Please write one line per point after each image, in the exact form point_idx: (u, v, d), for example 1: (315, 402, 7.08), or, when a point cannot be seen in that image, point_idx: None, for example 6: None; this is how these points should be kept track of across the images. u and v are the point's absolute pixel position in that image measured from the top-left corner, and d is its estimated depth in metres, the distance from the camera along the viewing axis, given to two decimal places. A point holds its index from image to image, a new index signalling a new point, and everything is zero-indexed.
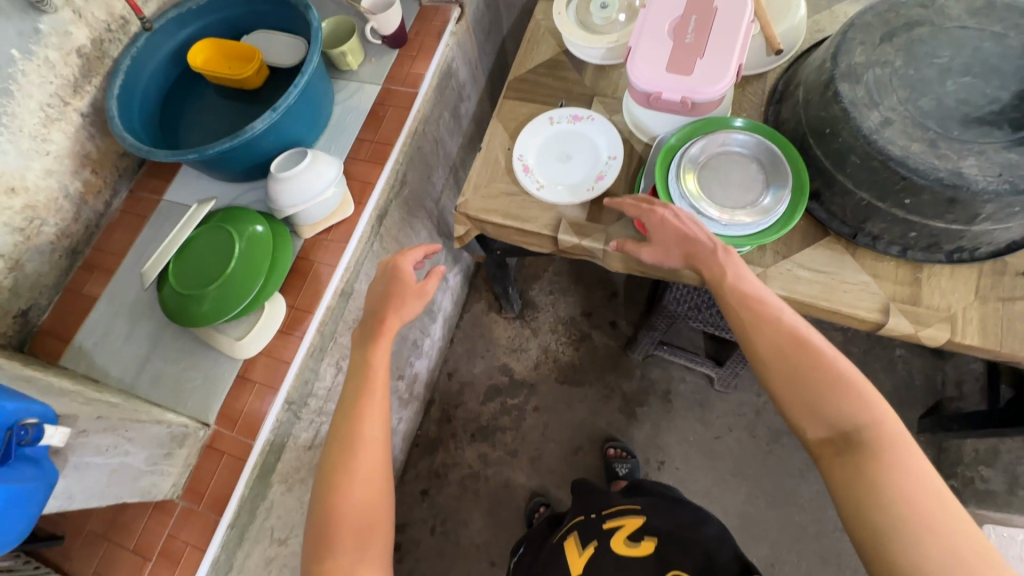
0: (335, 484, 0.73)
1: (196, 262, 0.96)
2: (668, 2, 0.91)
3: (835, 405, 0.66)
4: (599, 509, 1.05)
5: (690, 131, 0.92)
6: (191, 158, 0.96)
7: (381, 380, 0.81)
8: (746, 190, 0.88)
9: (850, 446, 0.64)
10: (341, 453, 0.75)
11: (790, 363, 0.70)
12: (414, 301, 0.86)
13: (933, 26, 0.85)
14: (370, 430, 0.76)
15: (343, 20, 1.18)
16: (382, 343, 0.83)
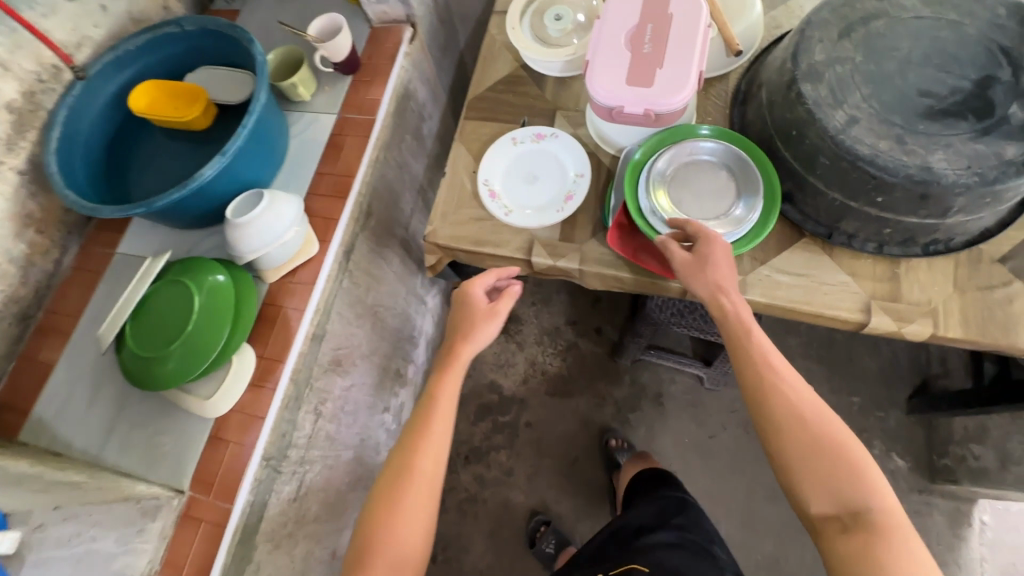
0: (378, 514, 0.75)
1: (155, 320, 0.91)
2: (623, 12, 0.88)
3: (844, 483, 0.67)
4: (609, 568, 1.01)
5: (657, 143, 0.90)
6: (139, 213, 0.91)
7: (446, 410, 0.82)
8: (718, 200, 0.87)
9: (854, 525, 0.66)
10: (393, 481, 0.76)
11: (806, 436, 0.70)
12: (489, 322, 0.86)
13: (890, 17, 0.84)
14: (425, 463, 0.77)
15: (290, 51, 1.13)
16: (454, 374, 0.84)
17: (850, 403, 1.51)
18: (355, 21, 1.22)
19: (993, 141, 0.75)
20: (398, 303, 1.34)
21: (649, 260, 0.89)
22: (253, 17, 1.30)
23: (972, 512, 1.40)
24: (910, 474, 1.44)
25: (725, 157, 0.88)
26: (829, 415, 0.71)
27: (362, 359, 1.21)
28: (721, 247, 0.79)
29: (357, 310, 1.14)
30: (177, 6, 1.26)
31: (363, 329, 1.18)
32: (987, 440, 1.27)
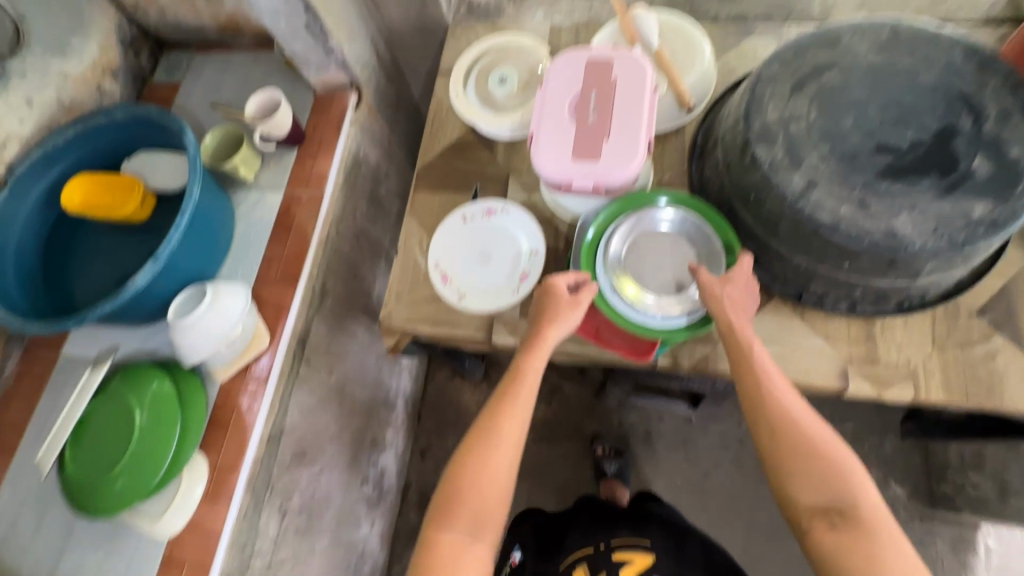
0: (466, 470, 0.79)
1: (99, 440, 0.87)
2: (564, 79, 0.84)
3: (832, 485, 0.71)
4: (608, 537, 1.04)
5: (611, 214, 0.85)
6: (72, 327, 0.87)
7: (529, 385, 0.80)
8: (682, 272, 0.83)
9: (842, 523, 0.69)
10: (477, 444, 0.80)
11: (797, 446, 0.72)
12: (577, 309, 0.78)
13: (843, 67, 0.80)
14: (508, 432, 0.79)
15: (231, 130, 1.10)
16: (537, 357, 0.79)
17: (843, 430, 1.47)
18: (298, 88, 1.18)
19: (959, 199, 0.71)
20: (368, 373, 1.29)
21: (613, 339, 0.85)
22: (194, 89, 1.25)
23: (976, 537, 1.35)
24: (910, 502, 1.40)
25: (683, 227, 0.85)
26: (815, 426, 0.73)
27: (330, 441, 1.15)
28: (744, 270, 0.77)
29: (319, 393, 1.09)
30: (112, 84, 1.21)
31: (328, 411, 1.13)
32: (985, 468, 1.23)
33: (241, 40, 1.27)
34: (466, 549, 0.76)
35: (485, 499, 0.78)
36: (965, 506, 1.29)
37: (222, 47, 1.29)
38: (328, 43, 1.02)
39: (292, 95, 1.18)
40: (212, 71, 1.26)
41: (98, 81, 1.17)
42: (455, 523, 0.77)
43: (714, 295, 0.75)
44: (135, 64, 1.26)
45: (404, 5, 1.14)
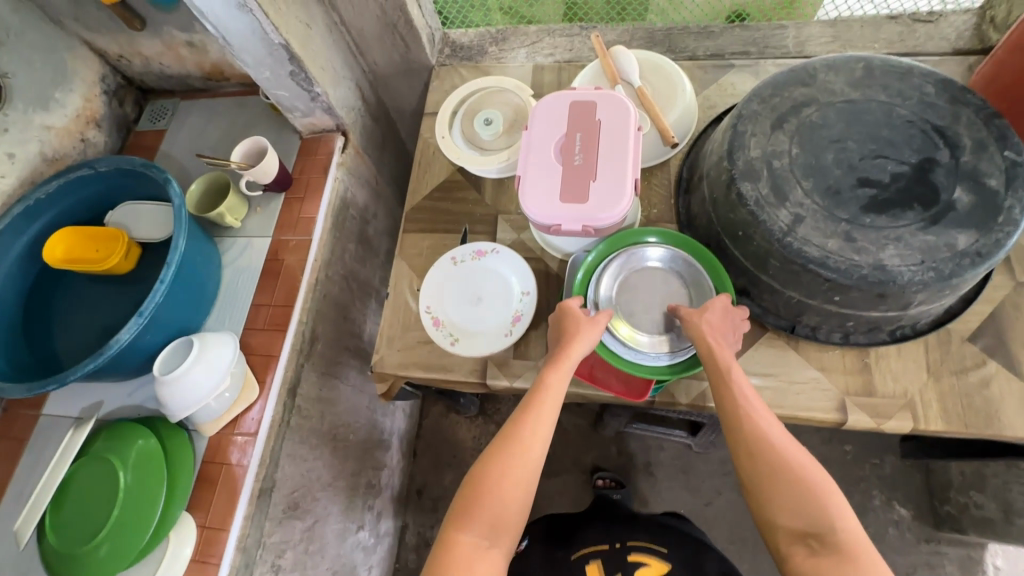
0: (488, 475, 0.70)
1: (79, 504, 0.83)
2: (549, 121, 0.85)
3: (811, 510, 0.62)
4: (624, 538, 1.04)
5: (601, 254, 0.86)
6: (52, 388, 0.84)
7: (555, 395, 0.75)
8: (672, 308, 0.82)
9: (821, 547, 0.60)
10: (500, 446, 0.72)
11: (767, 463, 0.66)
12: (596, 329, 0.76)
13: (821, 102, 0.81)
14: (535, 438, 0.72)
15: (217, 176, 1.09)
16: (561, 368, 0.75)
17: (842, 452, 1.46)
18: (284, 133, 1.18)
19: (943, 231, 0.72)
20: (361, 415, 1.26)
21: (607, 379, 0.84)
22: (179, 135, 1.25)
23: (983, 558, 1.34)
24: (914, 523, 1.39)
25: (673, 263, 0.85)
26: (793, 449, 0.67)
27: (323, 489, 1.12)
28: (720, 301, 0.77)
29: (311, 441, 1.07)
30: (97, 134, 1.21)
31: (321, 459, 1.10)
32: (987, 488, 1.21)
33: (227, 86, 1.27)
34: (482, 557, 0.66)
35: (508, 503, 0.68)
36: (970, 527, 1.27)
37: (207, 93, 1.30)
38: (313, 89, 1.03)
39: (278, 139, 1.18)
40: (197, 117, 1.27)
41: (82, 131, 1.17)
42: (474, 525, 0.67)
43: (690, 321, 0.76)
44: (119, 112, 1.26)
45: (389, 49, 1.16)
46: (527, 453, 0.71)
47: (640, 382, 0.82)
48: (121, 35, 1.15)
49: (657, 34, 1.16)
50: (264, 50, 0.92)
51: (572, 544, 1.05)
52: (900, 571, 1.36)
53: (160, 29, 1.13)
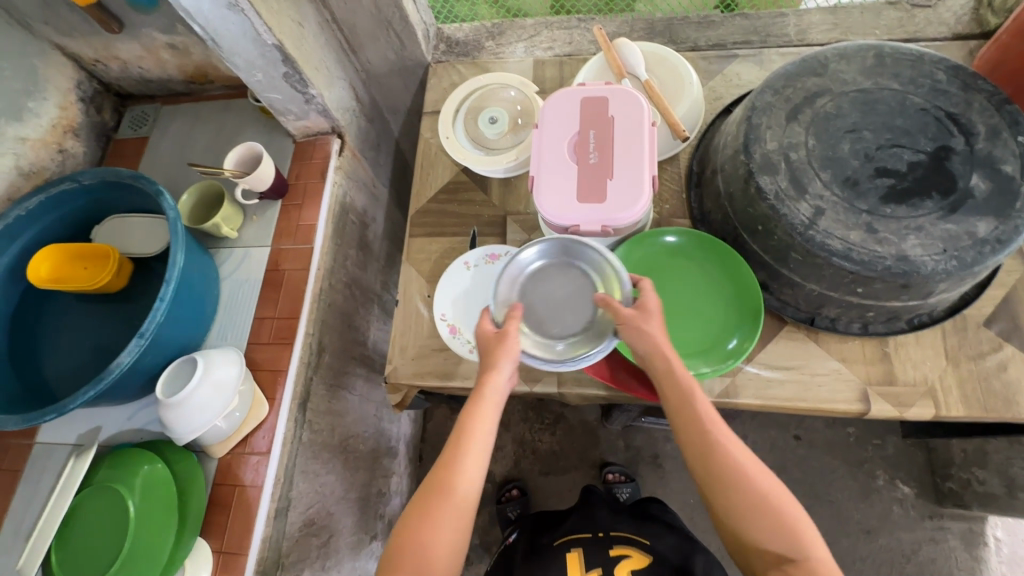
0: (415, 525, 0.67)
1: (85, 537, 0.79)
2: (560, 119, 0.82)
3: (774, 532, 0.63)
4: (608, 529, 1.02)
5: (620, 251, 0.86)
6: (51, 417, 0.80)
7: (478, 437, 0.70)
8: (575, 304, 0.76)
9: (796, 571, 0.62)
10: (427, 500, 0.68)
11: (738, 494, 0.65)
12: (509, 344, 0.71)
13: (834, 92, 0.80)
14: (464, 484, 0.68)
15: (209, 185, 1.05)
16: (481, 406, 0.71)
17: (846, 434, 1.49)
18: (277, 137, 1.13)
19: (963, 219, 0.72)
20: (368, 424, 1.23)
21: (629, 382, 0.82)
22: (163, 142, 1.20)
23: (984, 530, 1.38)
24: (917, 501, 1.42)
25: (693, 264, 0.86)
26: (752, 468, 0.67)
27: (335, 503, 1.09)
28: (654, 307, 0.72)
29: (323, 456, 1.04)
30: (75, 144, 1.14)
31: (332, 473, 1.07)
32: (989, 464, 1.24)
33: (211, 89, 1.22)
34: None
35: (435, 560, 0.65)
36: (973, 502, 1.30)
37: (191, 97, 1.24)
38: (307, 91, 0.98)
39: (270, 143, 1.14)
40: (181, 122, 1.21)
41: (59, 142, 1.11)
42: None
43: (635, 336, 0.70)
44: (97, 120, 1.20)
45: (383, 47, 1.12)
46: (457, 502, 0.67)
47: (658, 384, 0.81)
48: (97, 38, 1.09)
49: (658, 25, 1.15)
50: (256, 52, 0.88)
51: (557, 533, 1.04)
52: (906, 548, 1.39)
53: (139, 32, 1.08)
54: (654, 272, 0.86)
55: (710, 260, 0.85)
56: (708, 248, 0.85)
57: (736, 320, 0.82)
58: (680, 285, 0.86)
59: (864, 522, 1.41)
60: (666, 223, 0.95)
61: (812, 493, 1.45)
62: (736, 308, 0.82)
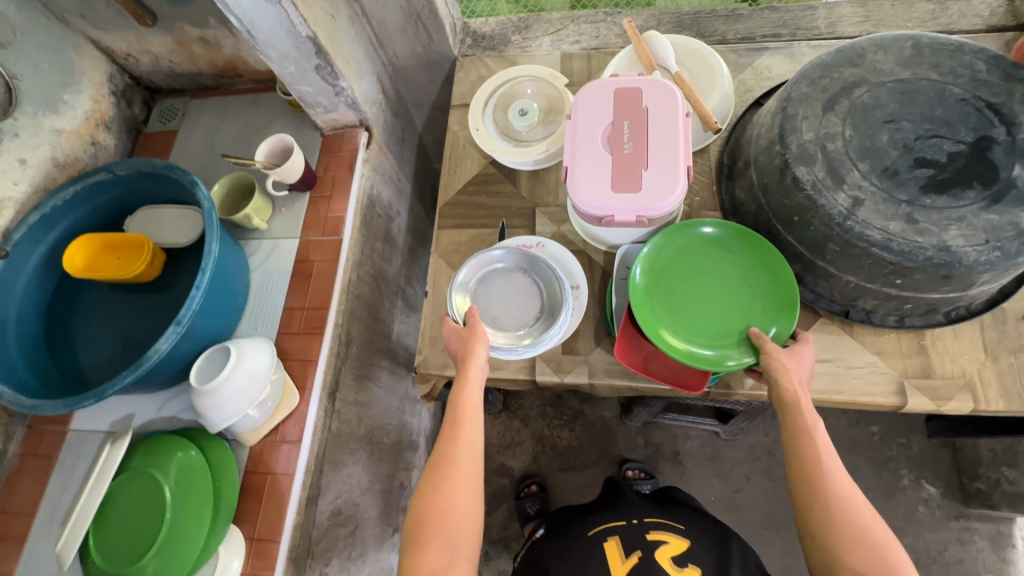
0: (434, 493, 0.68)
1: (123, 520, 0.80)
2: (594, 110, 0.82)
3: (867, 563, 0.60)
4: (641, 516, 1.00)
5: (655, 241, 0.83)
6: (90, 402, 0.81)
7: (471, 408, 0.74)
8: (524, 298, 0.88)
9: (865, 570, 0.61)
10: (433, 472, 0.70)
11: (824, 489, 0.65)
12: (480, 336, 0.78)
13: (871, 83, 0.79)
14: (466, 452, 0.71)
15: (240, 177, 1.06)
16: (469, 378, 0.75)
17: (869, 433, 1.47)
18: (305, 130, 1.15)
19: (1005, 210, 0.71)
20: (392, 417, 1.24)
21: (661, 372, 0.81)
22: (192, 135, 1.21)
23: (1012, 532, 1.36)
24: (944, 501, 1.40)
25: (728, 255, 0.83)
26: (847, 487, 0.65)
27: (362, 494, 1.10)
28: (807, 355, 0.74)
29: (350, 446, 1.04)
30: (107, 137, 1.16)
31: (359, 464, 1.08)
32: (1019, 463, 1.22)
33: (240, 83, 1.23)
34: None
35: (456, 516, 0.66)
36: (1002, 503, 1.28)
37: (219, 91, 1.25)
38: (338, 83, 0.99)
39: (298, 136, 1.15)
40: (210, 115, 1.22)
41: (92, 134, 1.12)
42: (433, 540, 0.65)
43: (777, 364, 0.72)
44: (128, 113, 1.22)
45: (411, 40, 1.13)
46: (461, 466, 0.70)
47: (694, 373, 0.80)
48: (130, 31, 1.11)
49: (685, 19, 1.14)
50: (290, 44, 0.88)
51: (587, 524, 1.02)
52: (932, 549, 1.37)
53: (171, 26, 1.09)
54: (689, 264, 0.83)
55: (744, 250, 0.82)
56: (740, 238, 0.82)
57: (774, 308, 0.79)
58: (712, 275, 0.83)
59: (889, 522, 1.40)
60: (696, 215, 0.95)
61: None
62: (772, 297, 0.79)
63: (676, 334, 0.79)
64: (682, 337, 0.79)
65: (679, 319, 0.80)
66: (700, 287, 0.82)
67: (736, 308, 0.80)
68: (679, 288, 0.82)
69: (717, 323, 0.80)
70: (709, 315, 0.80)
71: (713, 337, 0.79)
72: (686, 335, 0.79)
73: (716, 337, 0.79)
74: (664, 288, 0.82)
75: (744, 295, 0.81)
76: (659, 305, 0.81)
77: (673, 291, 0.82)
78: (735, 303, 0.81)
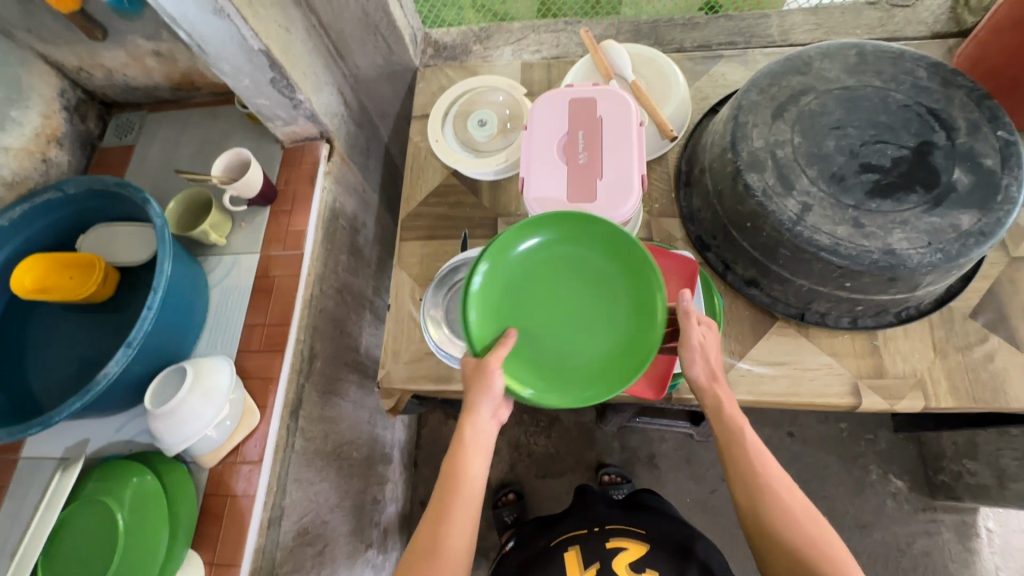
0: None
1: (76, 550, 0.78)
2: (549, 120, 0.82)
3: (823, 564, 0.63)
4: (603, 523, 1.02)
5: (477, 274, 0.70)
6: (37, 431, 0.78)
7: (471, 500, 0.70)
8: None
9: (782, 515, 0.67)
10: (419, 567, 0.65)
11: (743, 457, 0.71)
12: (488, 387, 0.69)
13: (818, 90, 0.81)
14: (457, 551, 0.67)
15: (197, 192, 1.04)
16: (474, 457, 0.71)
17: (838, 429, 1.50)
18: (266, 143, 1.13)
19: (947, 212, 0.73)
20: (362, 431, 1.22)
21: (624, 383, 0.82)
22: (149, 150, 1.19)
23: (976, 522, 1.39)
24: (911, 494, 1.43)
25: (549, 254, 0.74)
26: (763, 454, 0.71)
27: (330, 511, 1.08)
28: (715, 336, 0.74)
29: (316, 463, 1.03)
30: (59, 153, 1.13)
31: (326, 481, 1.06)
32: (979, 455, 1.25)
33: (198, 96, 1.21)
34: None
35: None
36: (965, 494, 1.31)
37: (177, 104, 1.23)
38: (295, 96, 0.97)
39: (259, 149, 1.13)
40: (168, 129, 1.20)
41: (43, 151, 1.10)
42: None
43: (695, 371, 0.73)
44: (82, 128, 1.19)
45: (371, 52, 1.12)
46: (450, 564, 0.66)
47: (654, 379, 0.82)
48: (81, 46, 1.08)
49: (643, 27, 1.16)
50: (243, 58, 0.87)
51: (552, 534, 1.04)
52: (900, 541, 1.40)
53: (123, 39, 1.07)
54: (526, 271, 0.74)
55: (569, 228, 0.74)
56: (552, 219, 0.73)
57: (637, 279, 0.72)
58: (556, 270, 0.74)
59: (858, 517, 1.43)
60: (655, 221, 0.96)
61: (806, 489, 1.46)
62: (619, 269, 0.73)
63: (563, 371, 0.72)
64: (568, 368, 0.72)
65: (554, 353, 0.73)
66: (549, 300, 0.74)
67: (599, 303, 0.74)
68: (531, 311, 0.73)
69: (600, 324, 0.73)
70: (576, 321, 0.73)
71: (596, 346, 0.72)
72: (573, 367, 0.72)
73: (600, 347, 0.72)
74: (522, 323, 0.73)
75: (602, 276, 0.74)
76: (527, 350, 0.72)
77: (533, 325, 0.73)
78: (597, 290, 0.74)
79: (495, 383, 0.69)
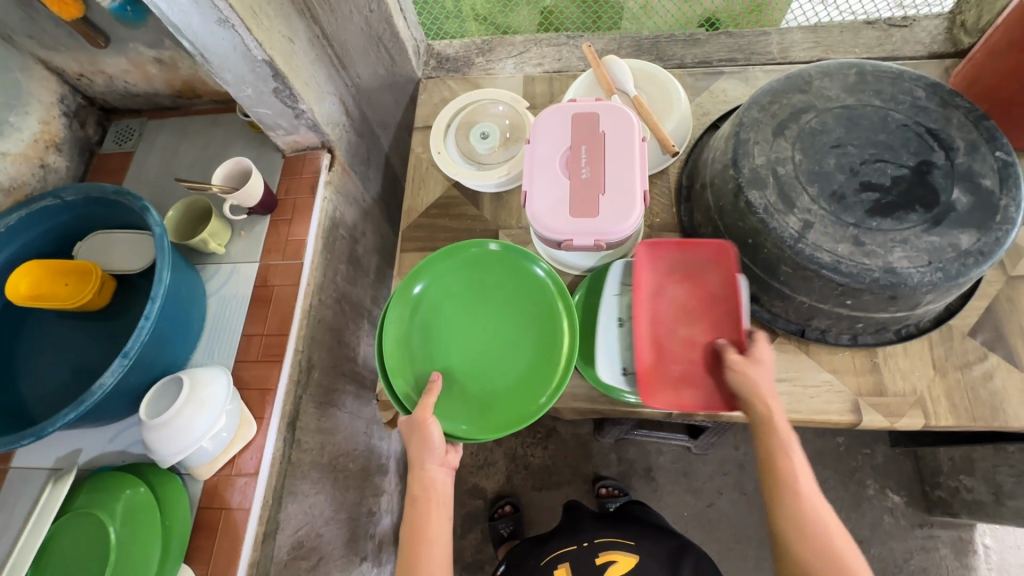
0: None
1: (65, 562, 0.77)
2: (551, 134, 0.83)
3: (817, 536, 0.68)
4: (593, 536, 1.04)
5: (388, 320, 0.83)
6: (29, 441, 0.77)
7: (440, 542, 0.76)
8: None
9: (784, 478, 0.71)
10: None
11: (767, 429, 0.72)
12: (426, 443, 0.76)
13: (818, 108, 0.82)
14: None
15: (195, 200, 1.04)
16: (438, 507, 0.76)
17: (836, 444, 1.50)
18: (267, 151, 1.13)
19: (946, 231, 0.74)
20: (359, 441, 1.21)
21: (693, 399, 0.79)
22: (149, 157, 1.18)
23: (973, 538, 1.39)
24: (908, 510, 1.42)
25: (449, 289, 0.87)
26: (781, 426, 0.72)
27: (326, 524, 1.07)
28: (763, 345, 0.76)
29: (312, 475, 1.01)
30: (57, 159, 1.12)
31: (322, 494, 1.05)
32: (976, 471, 1.25)
33: (198, 103, 1.21)
34: None
35: None
36: (962, 510, 1.31)
37: (178, 111, 1.23)
38: (297, 106, 0.97)
39: (259, 157, 1.13)
40: (168, 136, 1.20)
41: (41, 156, 1.09)
42: None
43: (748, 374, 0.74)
44: (81, 134, 1.19)
45: (374, 62, 1.13)
46: None
47: (720, 383, 0.78)
48: (82, 52, 1.08)
49: (645, 42, 1.17)
50: (246, 67, 0.86)
51: (542, 551, 1.05)
52: (898, 557, 1.39)
53: (125, 46, 1.06)
54: (434, 301, 0.86)
55: (468, 258, 0.88)
56: (454, 254, 0.88)
57: (538, 293, 0.85)
58: (460, 297, 0.87)
59: (855, 532, 1.42)
60: (656, 236, 0.97)
61: None
62: (514, 286, 0.87)
63: (482, 388, 0.82)
64: (487, 384, 0.82)
65: (473, 372, 0.83)
66: (461, 325, 0.86)
67: (507, 317, 0.86)
68: (446, 335, 0.85)
69: (511, 334, 0.85)
70: (488, 339, 0.85)
71: (508, 360, 0.84)
72: (489, 383, 0.82)
73: (510, 361, 0.83)
74: (446, 354, 0.84)
75: (507, 294, 0.87)
76: (448, 372, 0.83)
77: (456, 353, 0.84)
78: (501, 306, 0.86)
79: (434, 436, 0.76)
